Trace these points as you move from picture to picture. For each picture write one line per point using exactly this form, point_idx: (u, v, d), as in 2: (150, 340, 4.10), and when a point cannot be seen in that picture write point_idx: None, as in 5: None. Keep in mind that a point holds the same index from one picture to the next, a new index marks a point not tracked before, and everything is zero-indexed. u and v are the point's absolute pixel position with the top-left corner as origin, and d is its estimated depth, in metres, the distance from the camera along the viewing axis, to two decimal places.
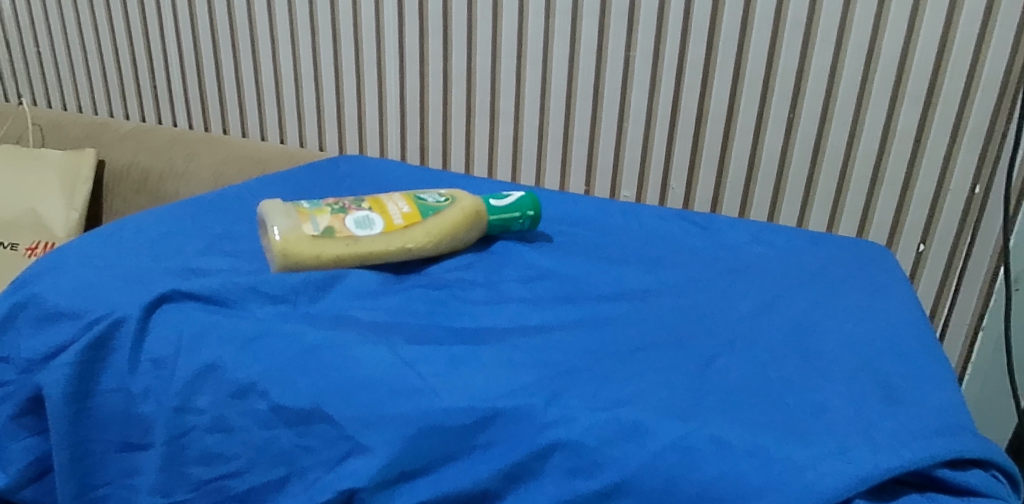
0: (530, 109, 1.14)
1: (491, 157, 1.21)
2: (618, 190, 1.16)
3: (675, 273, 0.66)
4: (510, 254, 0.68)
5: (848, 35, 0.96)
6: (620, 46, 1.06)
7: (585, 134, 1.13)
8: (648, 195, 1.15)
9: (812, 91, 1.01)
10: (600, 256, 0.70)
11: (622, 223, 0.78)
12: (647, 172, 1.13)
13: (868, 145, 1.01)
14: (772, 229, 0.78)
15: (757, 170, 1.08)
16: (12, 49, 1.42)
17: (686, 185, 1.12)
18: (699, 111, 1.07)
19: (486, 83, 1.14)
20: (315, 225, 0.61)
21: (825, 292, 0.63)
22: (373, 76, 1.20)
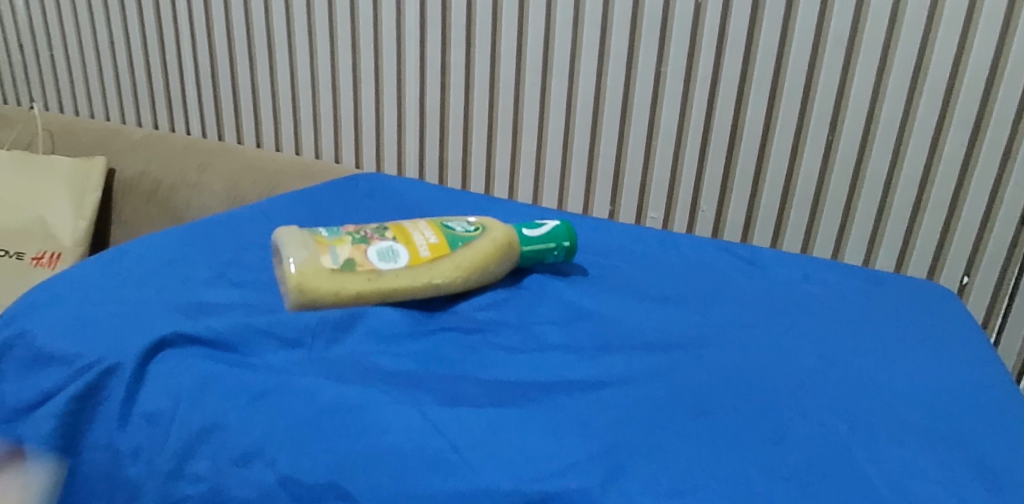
0: (554, 125, 1.09)
1: (512, 173, 1.15)
2: (646, 211, 1.11)
3: (728, 318, 0.61)
4: (541, 290, 0.63)
5: (893, 54, 0.91)
6: (651, 60, 1.00)
7: (612, 152, 1.07)
8: (678, 217, 1.09)
9: (855, 112, 0.95)
10: (644, 293, 0.65)
11: (658, 253, 0.73)
12: (676, 193, 1.08)
13: (912, 170, 0.96)
14: (818, 264, 0.73)
15: (793, 192, 1.02)
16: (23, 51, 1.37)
17: (717, 207, 1.07)
18: (733, 130, 1.01)
19: (509, 96, 1.09)
20: (336, 255, 0.55)
21: (885, 346, 0.58)
22: (389, 86, 1.15)
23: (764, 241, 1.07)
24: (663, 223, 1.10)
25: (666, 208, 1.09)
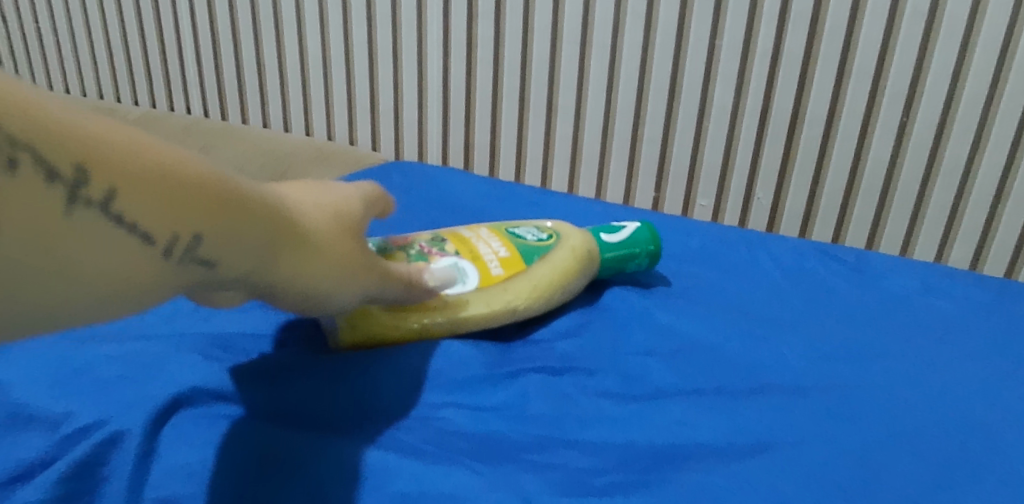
0: (593, 105, 0.98)
1: (545, 158, 1.04)
2: (694, 200, 1.00)
3: (837, 344, 0.54)
4: (615, 307, 0.56)
5: (979, 29, 0.79)
6: (703, 34, 0.88)
7: (657, 135, 0.96)
8: (729, 206, 0.98)
9: (932, 93, 0.83)
10: (738, 312, 0.57)
11: (735, 268, 0.64)
12: (728, 180, 0.97)
13: (996, 156, 0.85)
14: (928, 279, 0.63)
15: (860, 180, 0.91)
16: None
17: (773, 196, 0.96)
18: (794, 111, 0.89)
19: (544, 73, 0.98)
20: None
21: (1003, 395, 0.49)
22: (413, 61, 1.05)
23: (825, 236, 0.97)
24: (713, 213, 1.00)
25: (717, 196, 0.98)
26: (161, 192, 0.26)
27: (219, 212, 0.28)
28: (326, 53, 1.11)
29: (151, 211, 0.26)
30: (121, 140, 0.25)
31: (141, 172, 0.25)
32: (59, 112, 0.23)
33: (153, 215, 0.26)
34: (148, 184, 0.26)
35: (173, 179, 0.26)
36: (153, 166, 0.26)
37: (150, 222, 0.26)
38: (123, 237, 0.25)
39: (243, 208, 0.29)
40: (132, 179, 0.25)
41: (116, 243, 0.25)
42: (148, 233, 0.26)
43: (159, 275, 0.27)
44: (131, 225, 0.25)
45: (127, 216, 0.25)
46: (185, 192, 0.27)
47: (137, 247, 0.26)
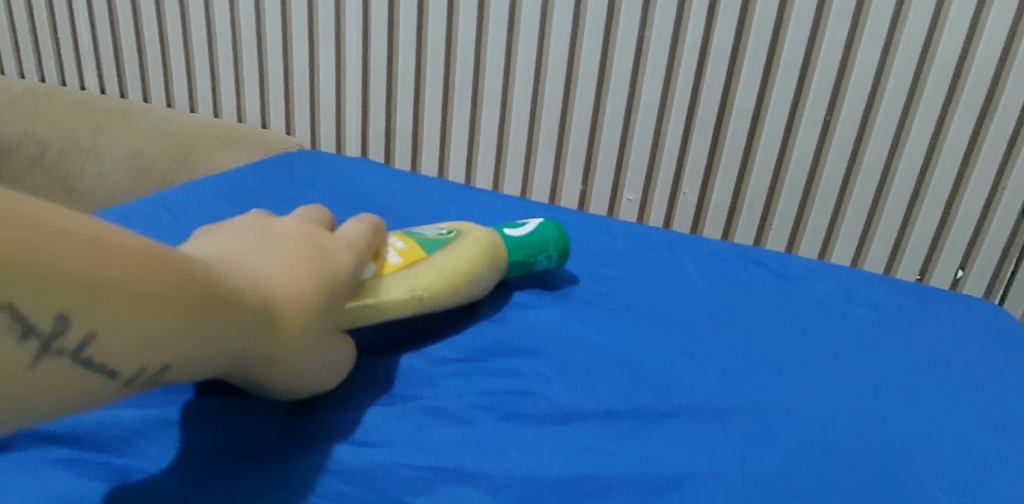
0: (520, 93, 0.93)
1: (470, 146, 0.99)
2: (621, 193, 0.97)
3: (753, 355, 0.53)
4: (523, 321, 0.55)
5: (901, 30, 0.79)
6: (632, 24, 0.85)
7: (585, 126, 0.93)
8: (655, 200, 0.96)
9: (855, 90, 0.83)
10: (658, 323, 0.56)
11: (653, 274, 0.62)
12: (655, 174, 0.94)
13: (914, 157, 0.85)
14: (845, 286, 0.63)
15: (783, 177, 0.90)
16: None
17: (700, 191, 0.94)
18: (722, 105, 0.88)
19: (468, 57, 0.93)
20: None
21: (909, 402, 0.49)
22: (330, 39, 0.98)
23: (749, 234, 0.95)
24: (639, 209, 0.97)
25: (644, 190, 0.96)
26: (140, 336, 0.29)
27: (203, 341, 0.32)
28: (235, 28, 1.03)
29: (122, 350, 0.29)
30: (125, 296, 0.28)
31: (127, 321, 0.28)
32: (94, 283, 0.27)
33: (125, 353, 0.29)
34: (128, 332, 0.29)
35: (157, 322, 0.29)
36: (143, 315, 0.29)
37: (118, 360, 0.29)
38: (90, 378, 0.28)
39: (222, 330, 0.34)
40: (117, 328, 0.28)
41: (75, 378, 0.28)
42: (114, 370, 0.29)
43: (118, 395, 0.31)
44: (110, 369, 0.29)
45: (99, 362, 0.28)
46: (164, 335, 0.30)
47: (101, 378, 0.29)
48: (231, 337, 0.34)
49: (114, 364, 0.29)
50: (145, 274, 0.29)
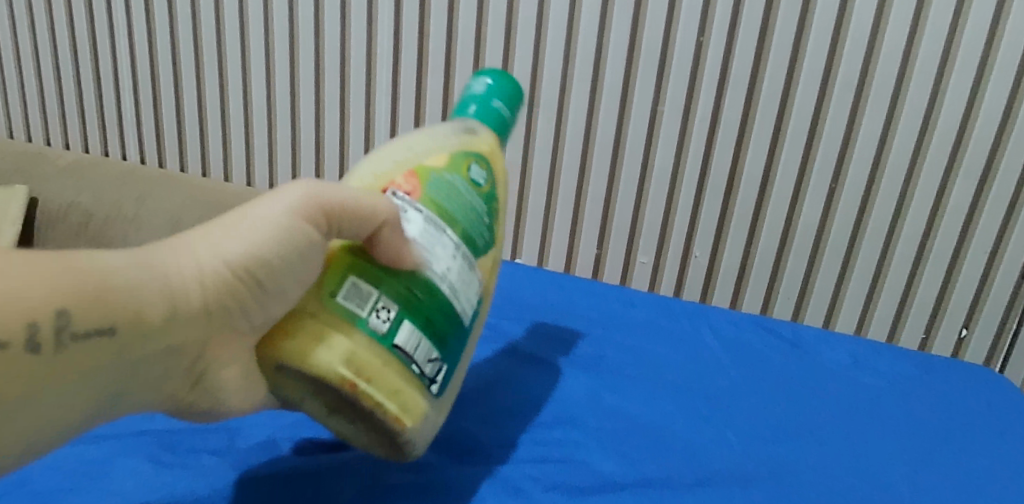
0: (539, 163, 0.98)
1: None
2: (635, 256, 1.02)
3: (773, 429, 0.58)
4: (565, 394, 0.60)
5: (901, 106, 0.84)
6: (646, 100, 0.90)
7: (601, 193, 0.98)
8: (668, 263, 1.01)
9: (859, 161, 0.88)
10: (683, 396, 0.61)
11: (676, 345, 0.67)
12: (668, 237, 0.99)
13: (916, 222, 0.90)
14: (857, 355, 0.68)
15: (792, 240, 0.96)
16: None
17: (711, 254, 0.99)
18: (731, 174, 0.93)
19: None
20: (427, 382, 0.37)
21: (914, 476, 0.54)
22: (360, 115, 1.02)
23: (757, 297, 1.01)
24: (652, 270, 1.02)
25: (657, 252, 1.01)
26: (87, 298, 0.26)
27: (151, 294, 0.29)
28: (271, 103, 1.07)
29: (88, 309, 0.26)
30: (25, 275, 0.25)
31: (40, 287, 0.25)
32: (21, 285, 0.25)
33: (95, 314, 0.26)
34: (63, 293, 0.26)
35: (85, 275, 0.27)
36: (58, 268, 0.26)
37: (101, 321, 0.27)
38: (80, 355, 0.26)
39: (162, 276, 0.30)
40: (54, 295, 0.25)
41: (86, 355, 0.27)
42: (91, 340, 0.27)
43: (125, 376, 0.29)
44: (85, 340, 0.26)
45: (83, 330, 0.26)
46: (111, 292, 0.27)
47: (99, 345, 0.27)
48: (175, 297, 0.29)
49: (100, 326, 0.27)
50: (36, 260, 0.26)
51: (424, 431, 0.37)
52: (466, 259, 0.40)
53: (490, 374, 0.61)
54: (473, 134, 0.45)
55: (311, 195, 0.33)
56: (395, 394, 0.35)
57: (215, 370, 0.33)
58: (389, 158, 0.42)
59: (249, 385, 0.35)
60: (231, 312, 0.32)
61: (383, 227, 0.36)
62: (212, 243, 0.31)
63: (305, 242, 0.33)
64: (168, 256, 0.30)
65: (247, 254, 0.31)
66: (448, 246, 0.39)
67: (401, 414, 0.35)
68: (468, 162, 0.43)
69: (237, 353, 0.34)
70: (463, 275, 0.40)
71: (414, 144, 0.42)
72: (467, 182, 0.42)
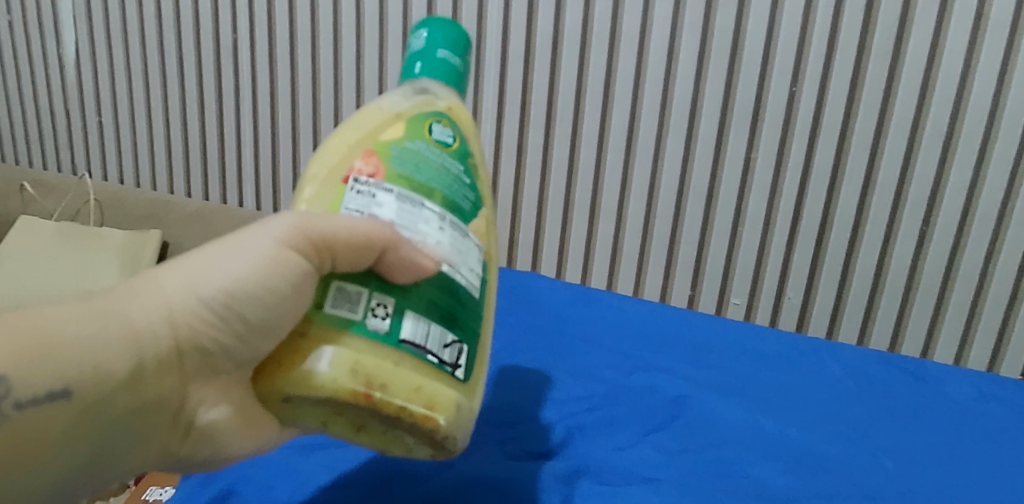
0: (624, 208, 0.84)
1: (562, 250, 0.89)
2: (727, 297, 0.86)
3: (892, 481, 0.45)
4: (640, 418, 0.49)
5: (995, 147, 0.71)
6: (740, 145, 0.77)
7: (694, 237, 0.83)
8: (762, 306, 0.85)
9: (947, 211, 0.74)
10: (776, 434, 0.48)
11: (768, 369, 0.55)
12: (761, 280, 0.83)
13: (1006, 278, 0.76)
14: (982, 385, 0.54)
15: (882, 292, 0.80)
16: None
17: (805, 296, 0.83)
18: (823, 218, 0.78)
19: (561, 181, 0.85)
20: (453, 370, 0.28)
21: None
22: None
23: None
24: (746, 314, 0.86)
25: None
26: (33, 356, 0.22)
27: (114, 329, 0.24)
28: None
29: (30, 369, 0.22)
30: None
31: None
32: None
33: (41, 372, 0.22)
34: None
35: (38, 330, 0.22)
36: (12, 336, 0.22)
37: (51, 381, 0.22)
38: (39, 414, 0.22)
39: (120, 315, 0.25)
40: None
41: (39, 425, 0.22)
42: (55, 390, 0.22)
43: (94, 432, 0.24)
44: (45, 393, 0.22)
45: (29, 397, 0.22)
46: (61, 346, 0.23)
47: (57, 409, 0.22)
48: (142, 339, 0.25)
49: (51, 389, 0.22)
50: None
51: (464, 422, 0.28)
52: (457, 227, 0.29)
53: (545, 395, 0.51)
54: (426, 89, 0.31)
55: (301, 222, 0.26)
56: (418, 391, 0.26)
57: (201, 414, 0.27)
58: (332, 146, 0.29)
59: (248, 425, 0.28)
60: (212, 353, 0.26)
61: (389, 249, 0.26)
62: (188, 278, 0.26)
63: (299, 278, 0.26)
64: (139, 297, 0.25)
65: (225, 291, 0.26)
66: (431, 221, 0.28)
67: (433, 409, 0.27)
68: (431, 120, 0.29)
69: (225, 390, 0.28)
70: (458, 249, 0.28)
71: (356, 122, 0.29)
72: (434, 143, 0.29)
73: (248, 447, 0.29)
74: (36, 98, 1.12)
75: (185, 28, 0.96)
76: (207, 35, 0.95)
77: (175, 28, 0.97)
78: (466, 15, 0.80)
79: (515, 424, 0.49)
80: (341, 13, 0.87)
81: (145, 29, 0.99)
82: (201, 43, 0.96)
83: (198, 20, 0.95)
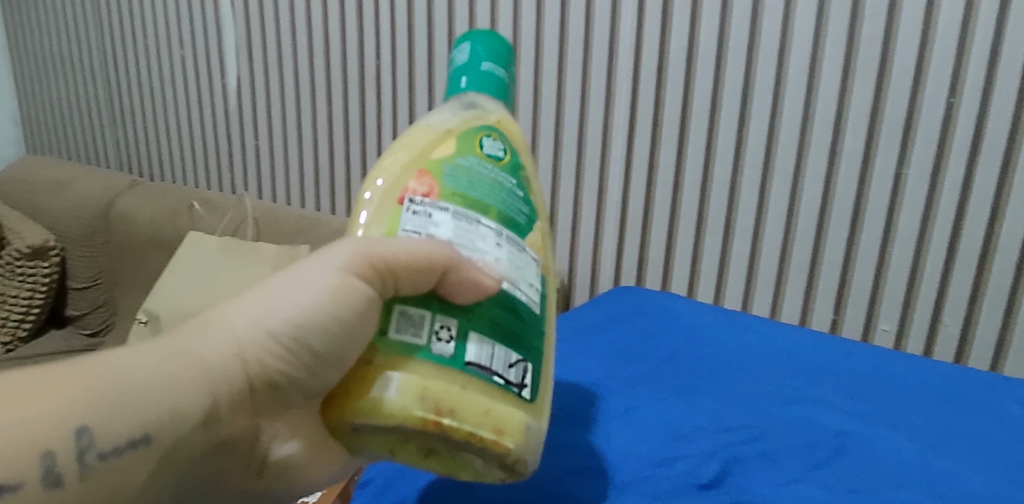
0: (755, 226, 0.77)
1: (692, 271, 0.83)
2: (872, 324, 0.75)
3: None
4: (799, 450, 0.44)
5: None
6: (889, 158, 0.69)
7: (836, 257, 0.74)
8: (915, 336, 0.74)
9: None
10: (966, 478, 0.41)
11: (936, 408, 0.48)
12: (914, 308, 0.73)
13: None
14: None
15: None
16: (174, 138, 1.28)
17: (965, 325, 0.71)
18: (989, 239, 0.68)
19: (688, 199, 0.80)
20: (519, 390, 0.27)
21: None
22: (548, 176, 0.89)
23: None
24: (895, 344, 0.75)
25: None
26: (109, 405, 0.22)
27: (187, 368, 0.24)
28: None
29: (110, 419, 0.22)
30: (35, 405, 0.21)
31: (46, 408, 0.21)
32: (51, 403, 0.21)
33: (121, 420, 0.22)
34: (78, 410, 0.21)
35: (113, 379, 0.22)
36: (88, 388, 0.22)
37: (132, 428, 0.22)
38: (120, 462, 0.22)
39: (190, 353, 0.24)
40: (73, 409, 0.21)
41: (123, 472, 0.22)
42: (137, 436, 0.22)
43: (173, 471, 0.24)
44: (126, 442, 0.22)
45: (110, 447, 0.22)
46: (136, 391, 0.22)
47: (136, 456, 0.22)
48: (213, 374, 0.24)
49: (133, 435, 0.22)
50: (66, 373, 0.22)
51: (534, 444, 0.28)
52: (514, 242, 0.28)
53: (695, 423, 0.47)
54: (473, 103, 0.31)
55: (363, 249, 0.26)
56: (487, 415, 0.26)
57: (275, 450, 0.29)
58: (385, 165, 0.29)
59: (319, 459, 0.29)
60: (281, 388, 0.27)
61: (450, 270, 0.26)
62: (255, 312, 0.26)
63: (364, 305, 0.26)
64: (205, 333, 0.25)
65: (293, 323, 0.26)
66: (488, 237, 0.27)
67: (501, 434, 0.26)
68: (481, 135, 0.30)
69: (294, 427, 0.29)
70: (517, 265, 0.28)
71: (406, 141, 0.29)
72: (486, 158, 0.29)
73: (321, 481, 0.30)
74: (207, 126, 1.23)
75: (335, 58, 1.03)
76: (354, 64, 1.01)
77: (326, 58, 1.04)
78: (598, 32, 0.79)
79: (658, 457, 0.44)
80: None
81: (300, 61, 1.07)
82: (348, 72, 1.02)
83: (345, 51, 1.01)
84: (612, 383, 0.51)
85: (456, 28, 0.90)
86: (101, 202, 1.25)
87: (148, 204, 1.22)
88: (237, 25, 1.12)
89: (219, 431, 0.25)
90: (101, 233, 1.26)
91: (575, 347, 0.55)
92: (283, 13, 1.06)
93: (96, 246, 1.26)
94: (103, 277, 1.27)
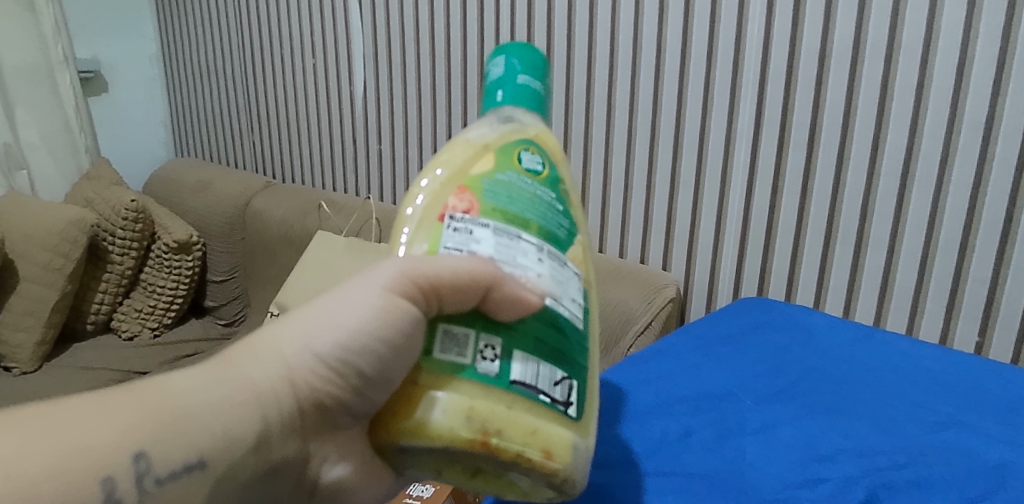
0: (885, 237, 0.69)
1: (821, 284, 0.74)
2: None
3: None
4: (962, 478, 0.37)
5: None
6: None
7: (986, 274, 0.64)
8: None
9: None
10: None
11: None
12: None
13: None
14: None
15: None
16: (308, 142, 1.36)
17: None
18: None
19: (814, 206, 0.72)
20: (565, 408, 0.26)
21: None
22: (665, 180, 0.84)
23: None
24: None
25: None
26: (167, 431, 0.23)
27: (238, 392, 0.25)
28: None
29: (166, 445, 0.23)
30: (99, 428, 0.22)
31: (110, 432, 0.22)
32: (113, 428, 0.23)
33: (176, 446, 0.23)
34: (138, 435, 0.23)
35: (171, 405, 0.24)
36: (147, 414, 0.23)
37: (186, 453, 0.24)
38: (178, 485, 0.24)
39: (241, 376, 0.26)
40: (133, 433, 0.23)
41: (180, 497, 0.24)
42: (193, 460, 0.24)
43: (228, 493, 0.25)
44: (181, 467, 0.23)
45: (166, 471, 0.23)
46: (191, 415, 0.24)
47: (191, 480, 0.24)
48: (265, 399, 0.26)
49: (187, 460, 0.24)
50: (129, 399, 0.24)
51: (584, 463, 0.27)
52: (555, 257, 0.28)
53: (834, 445, 0.40)
54: (510, 117, 0.31)
55: (408, 267, 0.26)
56: (533, 435, 0.25)
57: (326, 471, 0.30)
58: (424, 184, 0.29)
59: (369, 477, 0.30)
60: (332, 410, 0.28)
61: (493, 287, 0.25)
62: (302, 334, 0.27)
63: (409, 326, 0.26)
64: (256, 357, 0.26)
65: (342, 347, 0.27)
66: (529, 253, 0.27)
67: (549, 455, 0.25)
68: (519, 150, 0.29)
69: (343, 450, 0.30)
70: (559, 280, 0.27)
71: (445, 157, 0.29)
72: (524, 172, 0.29)
73: (369, 500, 0.30)
74: (337, 130, 1.28)
75: (455, 62, 1.04)
76: (473, 68, 1.01)
77: (447, 63, 1.05)
78: (723, 32, 0.75)
79: (785, 471, 0.38)
80: (595, 35, 0.86)
81: (422, 67, 1.09)
82: (467, 77, 1.03)
83: (466, 55, 1.02)
84: (747, 394, 0.45)
85: (575, 30, 0.88)
86: (239, 202, 1.35)
87: (281, 203, 1.31)
88: (365, 34, 1.17)
89: (270, 454, 0.26)
90: (239, 229, 1.36)
91: (698, 355, 0.49)
92: (408, 21, 1.09)
93: (234, 242, 1.36)
94: (240, 270, 1.37)
